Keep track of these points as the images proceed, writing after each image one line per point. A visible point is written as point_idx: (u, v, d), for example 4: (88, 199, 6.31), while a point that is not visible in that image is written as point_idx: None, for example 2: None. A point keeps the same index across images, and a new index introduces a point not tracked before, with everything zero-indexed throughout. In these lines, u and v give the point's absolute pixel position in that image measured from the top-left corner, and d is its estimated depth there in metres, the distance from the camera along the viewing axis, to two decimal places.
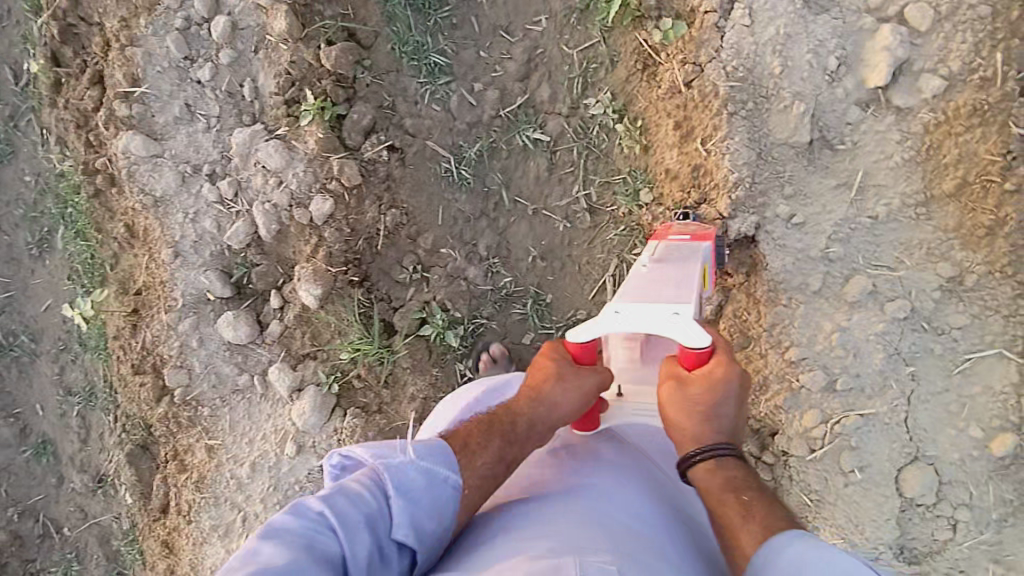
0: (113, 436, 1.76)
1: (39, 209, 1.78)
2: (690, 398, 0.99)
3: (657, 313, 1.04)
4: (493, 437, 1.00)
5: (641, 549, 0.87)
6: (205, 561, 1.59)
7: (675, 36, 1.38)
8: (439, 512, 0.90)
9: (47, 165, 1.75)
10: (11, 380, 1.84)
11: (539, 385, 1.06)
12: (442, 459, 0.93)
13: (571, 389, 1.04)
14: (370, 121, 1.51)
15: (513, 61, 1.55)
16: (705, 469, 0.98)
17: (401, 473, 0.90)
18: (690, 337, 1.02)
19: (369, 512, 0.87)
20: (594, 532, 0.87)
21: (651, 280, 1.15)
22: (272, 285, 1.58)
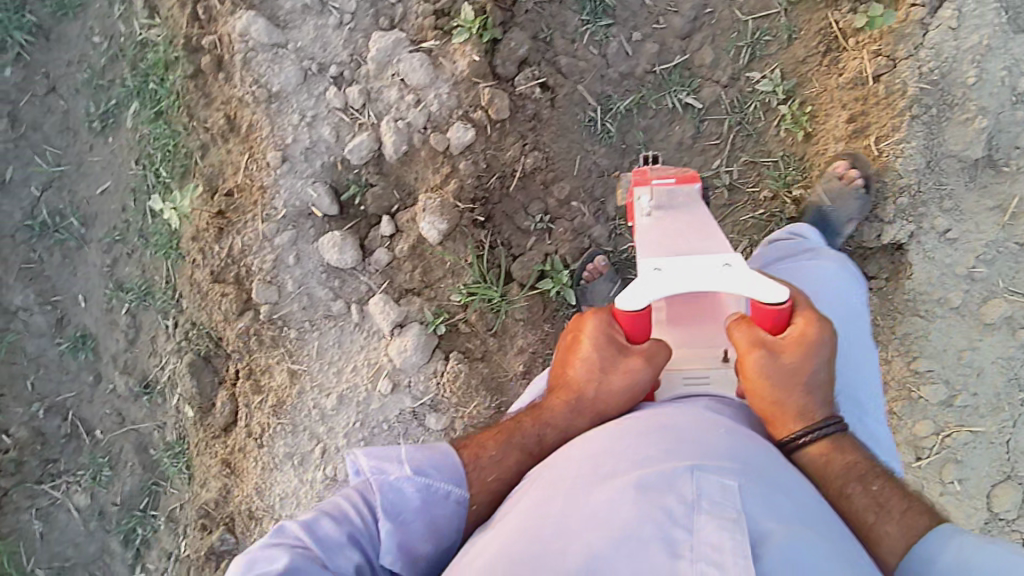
0: (171, 343, 1.63)
1: (108, 77, 1.57)
2: (784, 374, 0.87)
3: (705, 265, 0.92)
4: (511, 451, 0.92)
5: (766, 462, 0.81)
6: (273, 487, 1.51)
7: (880, 25, 1.33)
8: (435, 532, 0.87)
9: (124, 31, 1.55)
10: (52, 264, 1.66)
11: (580, 387, 0.93)
12: (443, 475, 0.88)
13: (619, 390, 0.91)
14: (526, 52, 1.40)
15: (680, 15, 1.45)
16: (816, 454, 0.88)
17: (399, 491, 0.86)
18: (756, 292, 0.89)
19: (360, 532, 0.86)
20: (719, 439, 0.81)
21: (669, 234, 1.03)
22: (385, 210, 1.46)
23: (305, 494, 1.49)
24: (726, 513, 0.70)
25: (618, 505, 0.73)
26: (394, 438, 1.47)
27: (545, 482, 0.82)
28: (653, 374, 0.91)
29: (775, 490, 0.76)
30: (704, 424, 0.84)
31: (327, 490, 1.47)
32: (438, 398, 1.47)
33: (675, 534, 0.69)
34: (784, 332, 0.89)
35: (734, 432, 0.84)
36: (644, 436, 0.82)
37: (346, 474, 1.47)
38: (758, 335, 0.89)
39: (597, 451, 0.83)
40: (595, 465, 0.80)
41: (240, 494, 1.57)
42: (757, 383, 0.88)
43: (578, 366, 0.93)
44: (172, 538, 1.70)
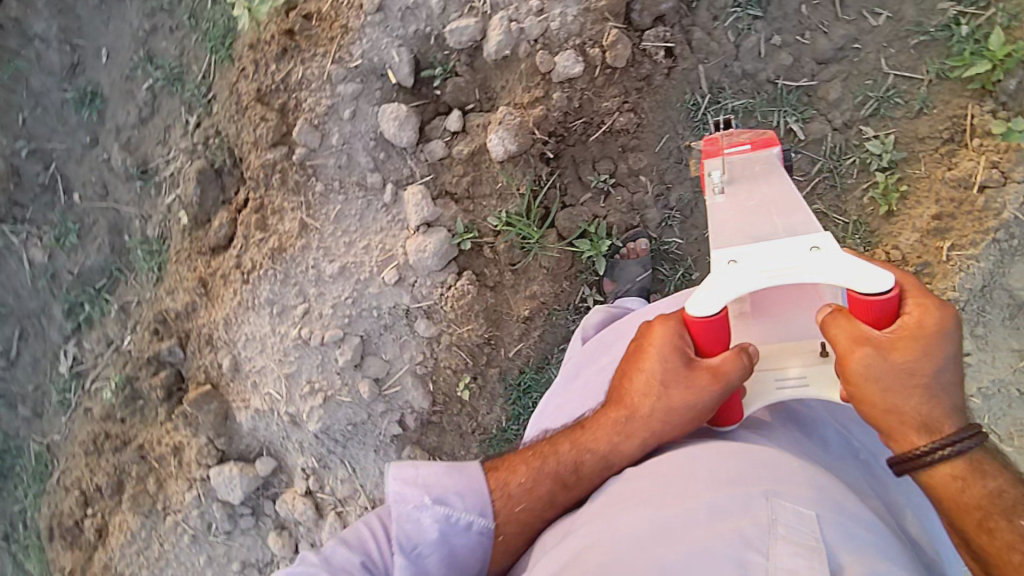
0: (185, 140, 1.52)
1: None
2: (891, 371, 0.82)
3: (789, 249, 0.86)
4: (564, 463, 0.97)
5: (845, 497, 0.83)
6: (243, 324, 1.48)
7: (1013, 140, 1.27)
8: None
9: None
10: (87, 5, 1.53)
11: (636, 403, 0.96)
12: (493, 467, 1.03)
13: (680, 410, 0.92)
14: (667, 9, 1.30)
15: (828, 38, 1.37)
16: (948, 472, 0.84)
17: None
18: (859, 283, 0.82)
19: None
20: (798, 472, 0.83)
21: (742, 211, 1.04)
22: (459, 104, 1.37)
23: (274, 344, 1.47)
24: (803, 540, 0.72)
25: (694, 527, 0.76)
26: (378, 326, 1.45)
27: (619, 502, 0.86)
28: (722, 395, 0.90)
29: (857, 524, 0.78)
30: (782, 457, 0.86)
31: (296, 350, 1.45)
32: (435, 308, 1.44)
33: (752, 557, 0.71)
34: (890, 323, 0.83)
35: (814, 471, 0.85)
36: (720, 464, 0.85)
37: (319, 342, 1.44)
38: (858, 330, 0.83)
39: (670, 474, 0.86)
40: (670, 487, 0.83)
41: (206, 317, 1.53)
42: (860, 382, 0.84)
43: (638, 380, 0.96)
44: (118, 328, 1.65)
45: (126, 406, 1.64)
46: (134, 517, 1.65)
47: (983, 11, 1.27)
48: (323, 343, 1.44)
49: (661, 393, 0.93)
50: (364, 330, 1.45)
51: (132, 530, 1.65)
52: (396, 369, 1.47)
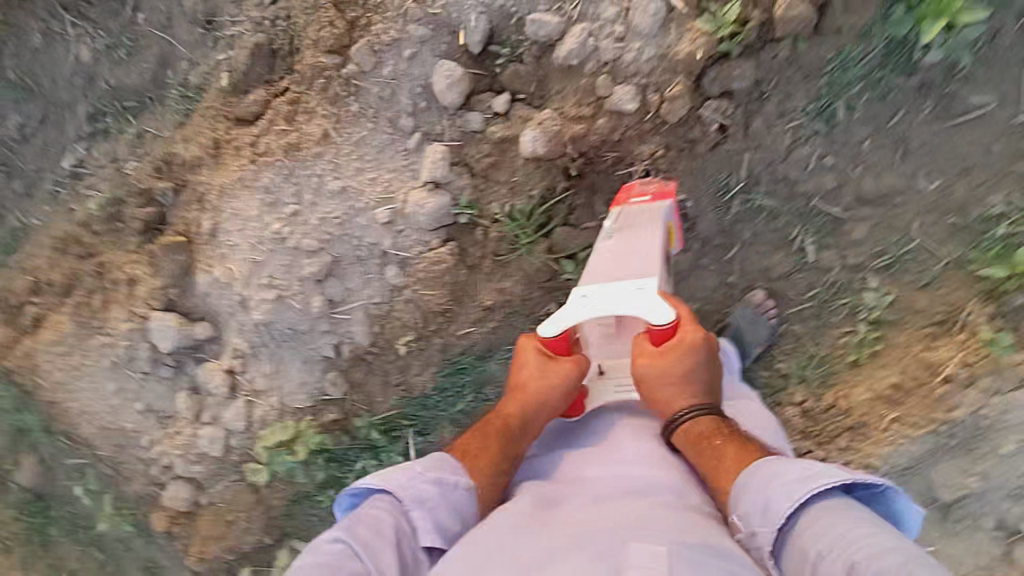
0: (256, 7, 1.54)
1: None
2: (658, 372, 1.10)
3: (621, 291, 1.15)
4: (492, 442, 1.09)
5: (704, 531, 0.89)
6: (235, 199, 1.53)
7: (993, 349, 1.24)
8: (458, 513, 1.00)
9: None
10: None
11: (524, 392, 1.15)
12: (451, 468, 1.03)
13: (546, 396, 1.13)
14: (738, 89, 1.31)
15: (874, 181, 1.37)
16: (689, 427, 1.07)
17: (420, 485, 0.98)
18: (652, 312, 1.13)
19: (399, 530, 0.94)
20: (659, 519, 0.90)
21: (616, 255, 1.23)
22: (511, 89, 1.39)
23: (254, 228, 1.51)
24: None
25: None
26: (353, 255, 1.50)
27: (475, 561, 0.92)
28: (579, 376, 1.14)
29: (713, 556, 0.84)
30: (645, 507, 0.94)
31: (270, 243, 1.50)
32: (411, 262, 1.49)
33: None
34: (668, 338, 1.12)
35: (680, 516, 0.92)
36: (590, 520, 0.92)
37: (294, 245, 1.49)
38: (643, 346, 1.14)
39: (548, 536, 0.91)
40: (547, 548, 0.89)
41: (206, 177, 1.57)
42: (644, 383, 1.11)
43: (520, 376, 1.17)
44: (127, 150, 1.70)
45: (105, 223, 1.71)
46: (71, 322, 1.73)
47: None
48: (297, 248, 1.49)
49: (538, 383, 1.14)
50: (337, 253, 1.50)
51: (64, 332, 1.73)
52: (353, 299, 1.53)
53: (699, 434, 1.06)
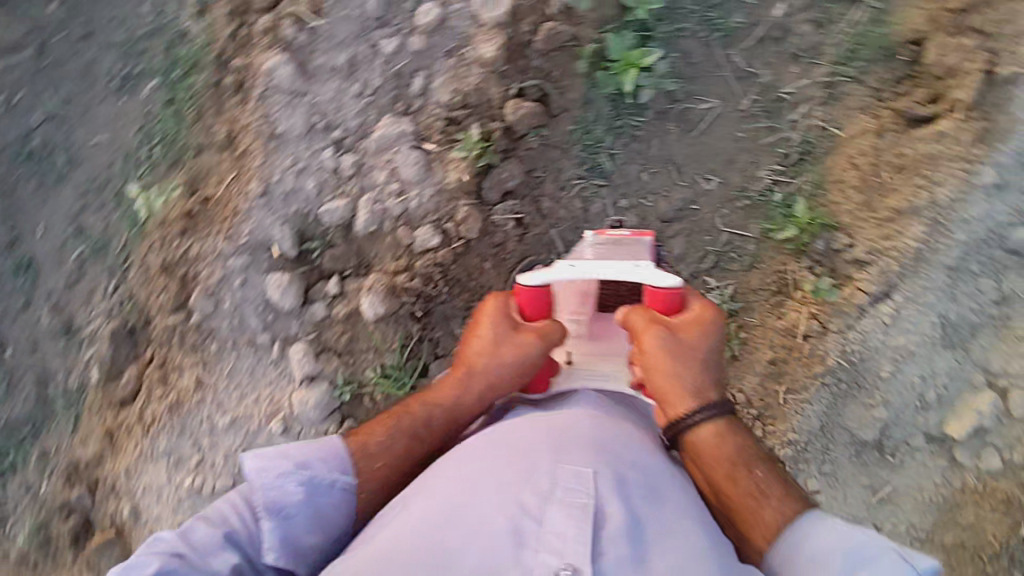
0: (104, 302, 1.68)
1: (141, 46, 1.66)
2: (679, 352, 1.16)
3: (614, 268, 1.18)
4: (401, 436, 1.16)
5: (626, 454, 1.06)
6: (143, 473, 1.59)
7: (822, 296, 1.42)
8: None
9: (172, 12, 1.64)
10: (25, 189, 1.70)
11: (474, 361, 1.22)
12: (328, 468, 1.08)
13: (513, 363, 1.19)
14: (515, 185, 1.49)
15: (667, 201, 1.52)
16: (709, 432, 1.15)
17: (285, 486, 1.04)
18: (655, 280, 1.18)
19: (240, 530, 1.05)
20: (587, 434, 1.07)
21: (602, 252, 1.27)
22: (337, 270, 1.53)
23: (168, 492, 1.57)
24: (573, 501, 0.95)
25: (488, 503, 0.97)
26: None
27: (402, 501, 1.05)
28: (540, 347, 1.19)
29: (630, 474, 1.02)
30: (572, 424, 1.09)
31: (188, 499, 1.55)
32: None
33: (527, 523, 0.94)
34: (678, 318, 1.20)
35: (610, 433, 1.09)
36: (523, 440, 1.06)
37: (210, 491, 1.54)
38: (654, 318, 1.19)
39: (488, 453, 1.06)
40: (484, 468, 1.02)
41: (113, 467, 1.64)
42: (659, 360, 1.15)
43: (475, 343, 1.23)
44: (34, 478, 1.71)
45: (37, 552, 1.69)
46: None
47: (792, 180, 1.45)
48: (213, 492, 1.54)
49: (494, 352, 1.20)
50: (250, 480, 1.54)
51: None
52: None
53: (721, 445, 1.14)
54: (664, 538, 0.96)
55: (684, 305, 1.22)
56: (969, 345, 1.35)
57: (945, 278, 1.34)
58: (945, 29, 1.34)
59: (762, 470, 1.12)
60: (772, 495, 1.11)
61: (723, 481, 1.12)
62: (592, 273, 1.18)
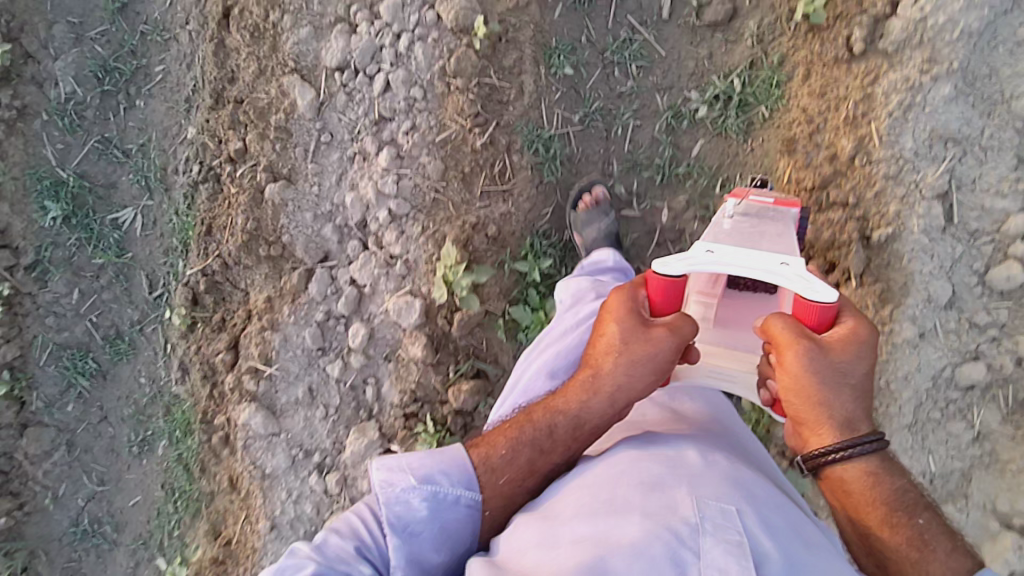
0: None
1: (148, 413, 1.92)
2: (829, 375, 0.95)
3: (764, 259, 0.98)
4: (523, 447, 1.09)
5: (774, 504, 0.98)
6: None
7: None
8: (446, 538, 1.02)
9: (164, 376, 1.90)
10: (87, 563, 1.94)
11: (601, 362, 1.10)
12: (451, 482, 1.04)
13: (642, 361, 1.06)
14: None
15: None
16: (860, 469, 0.98)
17: (410, 501, 1.01)
18: (809, 290, 0.96)
19: (369, 544, 1.00)
20: (717, 472, 1.00)
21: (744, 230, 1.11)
22: None
23: None
24: (727, 535, 0.85)
25: (635, 525, 0.88)
26: None
27: (538, 527, 0.98)
28: (678, 343, 1.03)
29: (762, 510, 0.94)
30: (715, 466, 1.01)
31: None
32: None
33: (686, 551, 0.84)
34: (832, 332, 0.98)
35: (739, 474, 1.00)
36: (664, 471, 0.98)
37: None
38: (804, 333, 0.96)
39: (628, 480, 0.98)
40: (616, 497, 0.95)
41: None
42: (799, 380, 0.95)
43: (601, 345, 1.10)
44: None
45: None
46: None
47: None
48: None
49: (619, 353, 1.08)
50: None
51: None
52: None
53: (873, 486, 0.98)
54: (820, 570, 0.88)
55: (836, 319, 0.99)
56: (966, 491, 1.32)
57: (908, 436, 1.32)
58: (810, 205, 1.40)
59: (926, 519, 0.96)
60: (937, 547, 0.95)
61: (873, 528, 0.98)
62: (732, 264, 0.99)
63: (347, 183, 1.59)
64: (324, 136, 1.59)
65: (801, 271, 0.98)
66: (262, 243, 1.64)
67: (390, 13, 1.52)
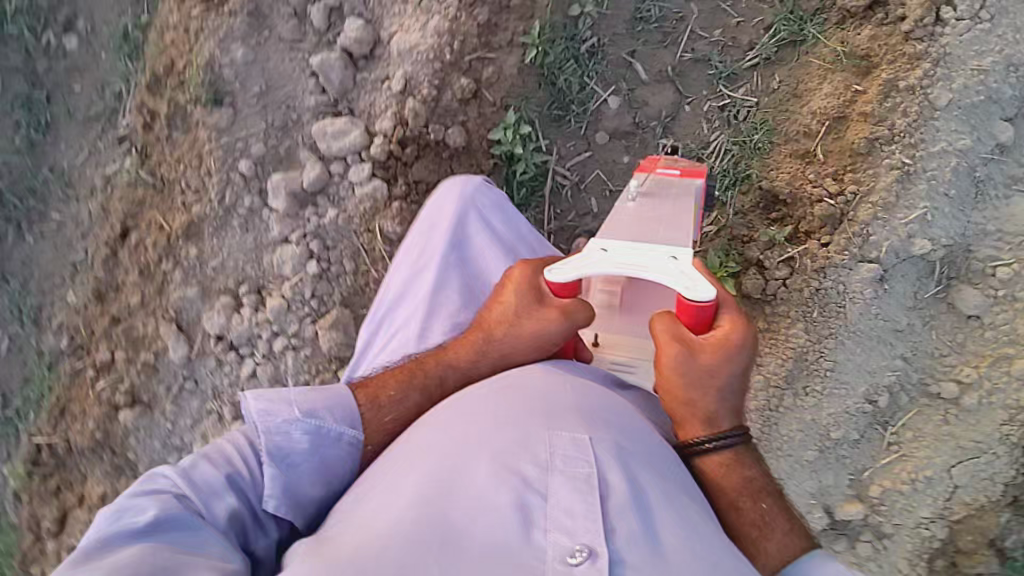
0: None
1: None
2: (697, 375, 0.95)
3: (651, 259, 0.99)
4: (412, 391, 1.05)
5: (615, 412, 0.95)
6: None
7: None
8: (326, 475, 0.96)
9: None
10: None
11: (492, 329, 1.07)
12: (338, 418, 0.98)
13: (532, 339, 1.03)
14: None
15: None
16: (717, 462, 0.97)
17: (290, 434, 0.94)
18: (694, 287, 0.96)
19: (242, 475, 0.93)
20: (571, 403, 0.93)
21: (638, 219, 1.09)
22: None
23: None
24: (578, 473, 0.84)
25: (427, 486, 0.84)
26: None
27: (457, 417, 0.93)
28: (566, 329, 1.01)
29: (637, 446, 0.90)
30: (542, 379, 0.97)
31: None
32: None
33: (531, 496, 0.82)
34: (707, 338, 0.96)
35: (563, 388, 0.96)
36: (496, 402, 0.94)
37: None
38: (678, 330, 0.97)
39: (438, 423, 0.94)
40: (423, 455, 0.89)
41: None
42: (673, 381, 0.95)
43: (497, 311, 1.08)
44: None
45: None
46: None
47: None
48: None
49: (514, 323, 1.05)
50: None
51: None
52: None
53: (729, 476, 0.97)
54: (688, 510, 0.86)
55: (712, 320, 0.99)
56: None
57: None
58: None
59: (770, 504, 0.95)
60: (776, 529, 0.94)
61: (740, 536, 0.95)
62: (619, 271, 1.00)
63: (198, 431, 1.67)
64: (187, 384, 1.66)
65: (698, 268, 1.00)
66: (108, 449, 1.73)
67: (274, 315, 1.57)
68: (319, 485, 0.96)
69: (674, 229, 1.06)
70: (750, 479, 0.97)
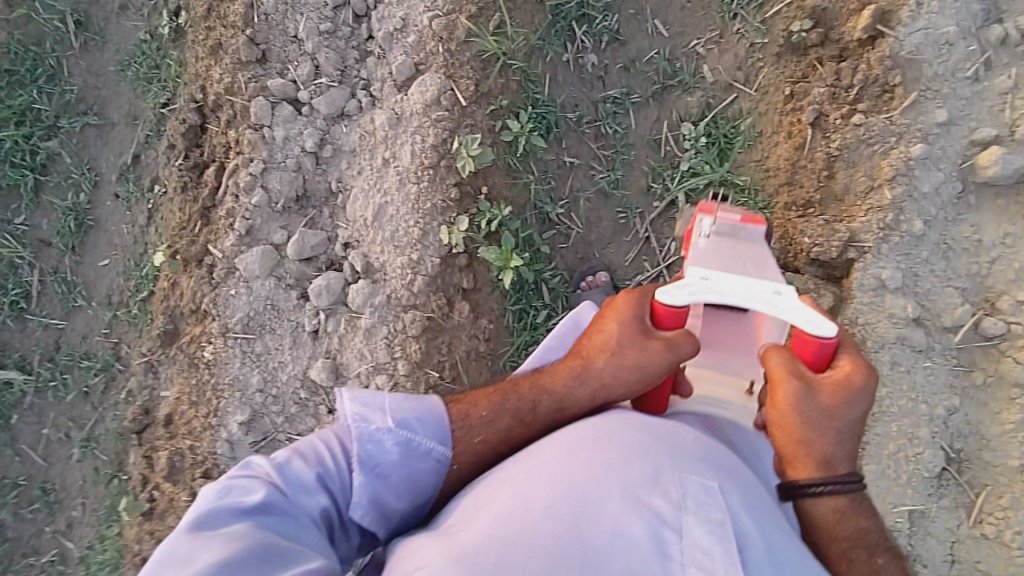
0: None
1: None
2: (816, 412, 0.94)
3: (756, 290, 0.97)
4: (505, 414, 1.04)
5: (738, 469, 0.94)
6: None
7: None
8: (411, 486, 0.98)
9: None
10: None
11: (592, 357, 1.07)
12: (425, 433, 0.99)
13: (629, 367, 1.02)
14: None
15: None
16: (830, 506, 0.97)
17: (379, 442, 0.97)
18: (803, 321, 0.95)
19: (332, 472, 0.97)
20: (696, 449, 0.93)
21: (723, 257, 1.10)
22: None
23: None
24: (710, 515, 0.83)
25: (562, 503, 0.84)
26: None
27: (587, 441, 0.93)
28: (667, 364, 1.01)
29: (759, 502, 0.90)
30: (680, 433, 0.96)
31: None
32: None
33: (666, 532, 0.81)
34: (828, 373, 0.97)
35: (697, 438, 0.95)
36: (626, 436, 0.93)
37: None
38: (795, 368, 0.96)
39: (566, 446, 0.93)
40: (562, 470, 0.88)
41: None
42: (791, 419, 0.95)
43: (596, 340, 1.08)
44: None
45: None
46: None
47: None
48: None
49: (614, 351, 1.05)
50: None
51: None
52: None
53: (840, 523, 0.97)
54: (806, 564, 0.86)
55: (832, 358, 0.98)
56: None
57: None
58: None
59: (885, 559, 0.96)
60: None
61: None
62: (728, 292, 0.98)
63: None
64: None
65: (806, 308, 0.97)
66: None
67: None
68: (404, 500, 0.98)
69: (761, 270, 1.08)
70: (860, 530, 0.97)
